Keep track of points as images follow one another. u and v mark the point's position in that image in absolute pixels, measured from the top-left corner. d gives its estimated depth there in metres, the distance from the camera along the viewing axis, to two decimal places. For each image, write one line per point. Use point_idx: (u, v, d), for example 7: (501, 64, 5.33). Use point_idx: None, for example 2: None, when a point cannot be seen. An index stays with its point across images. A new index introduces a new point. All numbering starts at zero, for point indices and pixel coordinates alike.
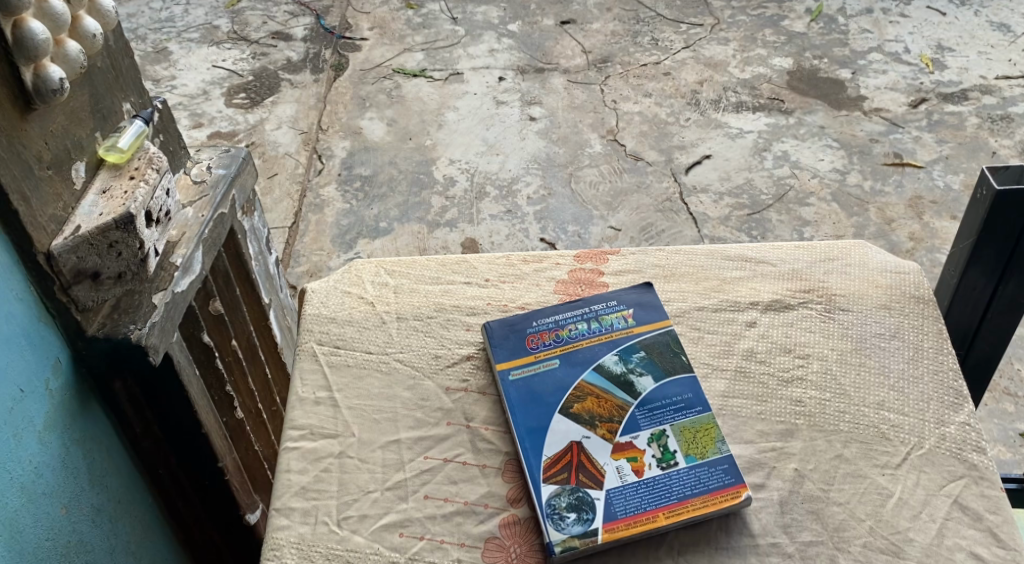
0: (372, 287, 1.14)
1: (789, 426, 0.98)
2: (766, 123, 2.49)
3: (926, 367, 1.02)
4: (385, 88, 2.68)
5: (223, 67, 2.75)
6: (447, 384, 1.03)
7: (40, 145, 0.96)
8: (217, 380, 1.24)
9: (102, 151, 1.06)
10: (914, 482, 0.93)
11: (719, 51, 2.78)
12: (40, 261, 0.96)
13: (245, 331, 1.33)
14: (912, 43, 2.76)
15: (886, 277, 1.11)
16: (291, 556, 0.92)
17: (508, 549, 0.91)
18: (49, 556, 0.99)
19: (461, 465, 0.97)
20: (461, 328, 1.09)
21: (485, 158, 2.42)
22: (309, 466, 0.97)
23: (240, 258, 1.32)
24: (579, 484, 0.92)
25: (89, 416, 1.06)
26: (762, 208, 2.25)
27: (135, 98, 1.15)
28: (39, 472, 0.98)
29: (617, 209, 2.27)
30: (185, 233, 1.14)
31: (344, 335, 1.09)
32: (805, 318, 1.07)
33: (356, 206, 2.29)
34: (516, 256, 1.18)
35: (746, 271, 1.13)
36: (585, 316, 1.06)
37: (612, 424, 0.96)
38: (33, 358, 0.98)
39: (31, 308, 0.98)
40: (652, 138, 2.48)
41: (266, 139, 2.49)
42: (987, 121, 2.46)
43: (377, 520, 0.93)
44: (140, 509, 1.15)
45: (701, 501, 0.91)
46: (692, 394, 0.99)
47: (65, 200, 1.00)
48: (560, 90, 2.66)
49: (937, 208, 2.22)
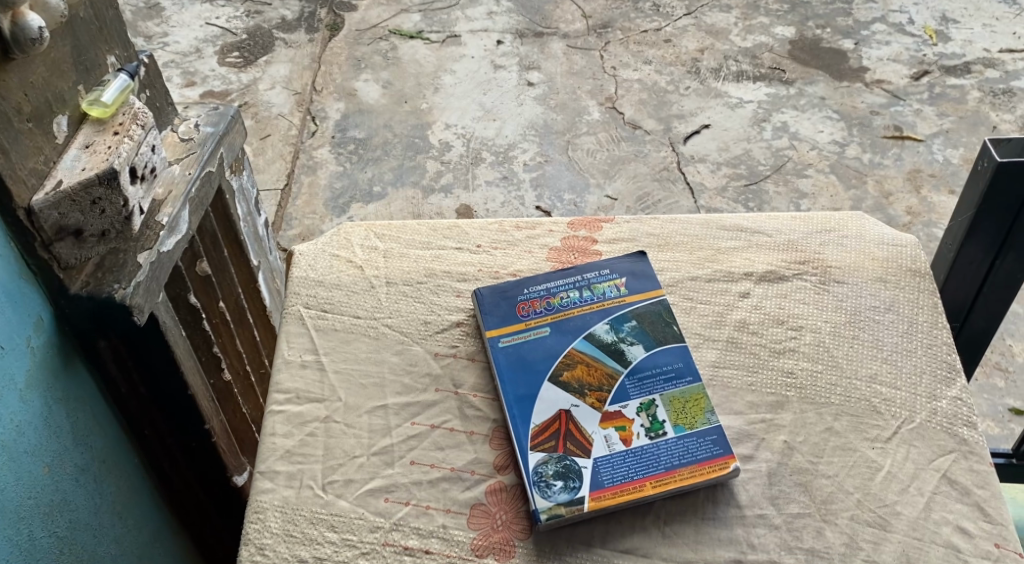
0: (361, 251, 1.12)
1: (780, 398, 0.97)
2: (766, 93, 2.47)
3: (921, 341, 1.01)
4: (382, 50, 2.65)
5: (216, 25, 2.71)
6: (436, 349, 1.02)
7: (19, 96, 0.95)
8: (204, 341, 1.22)
9: (85, 105, 1.04)
10: (903, 456, 0.93)
11: (721, 19, 2.74)
12: (20, 217, 0.95)
13: (233, 292, 1.32)
14: (917, 13, 2.72)
15: (882, 249, 1.10)
16: (274, 520, 0.91)
17: (493, 515, 0.90)
18: (31, 515, 0.98)
19: (448, 431, 0.96)
20: (452, 294, 1.07)
21: (482, 123, 2.40)
22: (294, 430, 0.97)
23: (228, 219, 1.30)
24: (567, 452, 0.91)
25: (74, 375, 1.05)
26: (760, 179, 2.23)
27: (120, 51, 1.13)
28: (20, 430, 0.97)
29: (613, 178, 2.25)
30: (171, 192, 1.13)
31: (332, 298, 1.07)
32: (799, 290, 1.06)
33: (349, 169, 2.27)
34: (509, 222, 1.16)
35: (741, 242, 1.11)
36: (577, 284, 1.04)
37: (601, 393, 0.95)
38: (14, 314, 0.96)
39: (11, 264, 0.96)
40: (651, 106, 2.45)
41: (260, 99, 2.46)
42: (989, 95, 2.43)
43: (363, 485, 0.93)
44: (126, 469, 1.14)
45: (690, 471, 0.90)
46: (684, 363, 0.98)
47: (45, 154, 0.98)
48: (559, 55, 2.62)
49: (936, 181, 2.21)
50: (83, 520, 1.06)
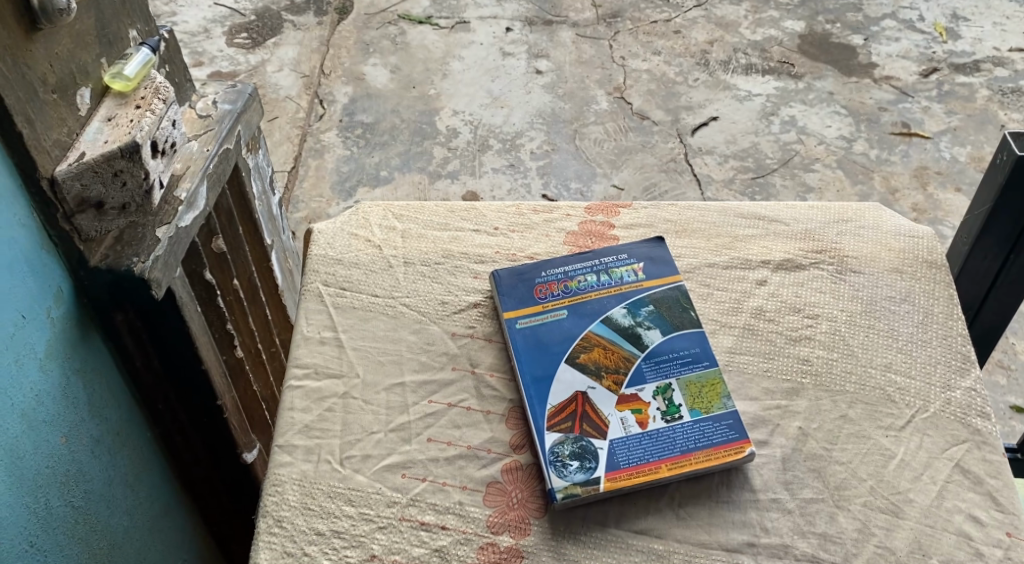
0: (380, 230, 1.13)
1: (795, 385, 0.98)
2: (775, 86, 2.47)
3: (935, 332, 1.02)
4: (390, 34, 2.64)
5: (225, 5, 2.71)
6: (453, 329, 1.03)
7: (44, 67, 0.95)
8: (218, 318, 1.23)
9: (107, 78, 1.04)
10: (917, 444, 0.93)
11: (731, 11, 2.74)
12: (43, 187, 0.95)
13: (246, 270, 1.32)
14: (927, 11, 2.73)
15: (899, 240, 1.10)
16: (292, 493, 0.92)
17: (509, 494, 0.91)
18: (48, 484, 0.99)
19: (464, 410, 0.97)
20: (469, 275, 1.08)
21: (489, 110, 2.40)
22: (312, 405, 0.97)
23: (243, 196, 1.30)
24: (583, 433, 0.92)
25: (91, 347, 1.05)
26: (767, 172, 2.24)
27: (141, 25, 1.13)
28: (39, 400, 0.97)
29: (620, 168, 2.25)
30: (190, 167, 1.13)
31: (350, 276, 1.08)
32: (815, 279, 1.06)
33: (356, 153, 2.28)
34: (526, 206, 1.17)
35: (759, 230, 1.12)
36: (595, 268, 1.05)
37: (618, 376, 0.96)
38: (35, 284, 0.96)
39: (33, 234, 0.96)
40: (659, 97, 2.45)
41: (268, 81, 2.45)
42: (998, 94, 2.43)
43: (380, 461, 0.93)
44: (139, 443, 1.15)
45: (705, 454, 0.91)
46: (700, 348, 0.98)
47: (69, 125, 0.98)
48: (568, 44, 2.62)
49: (942, 179, 2.21)
50: (97, 492, 1.07)
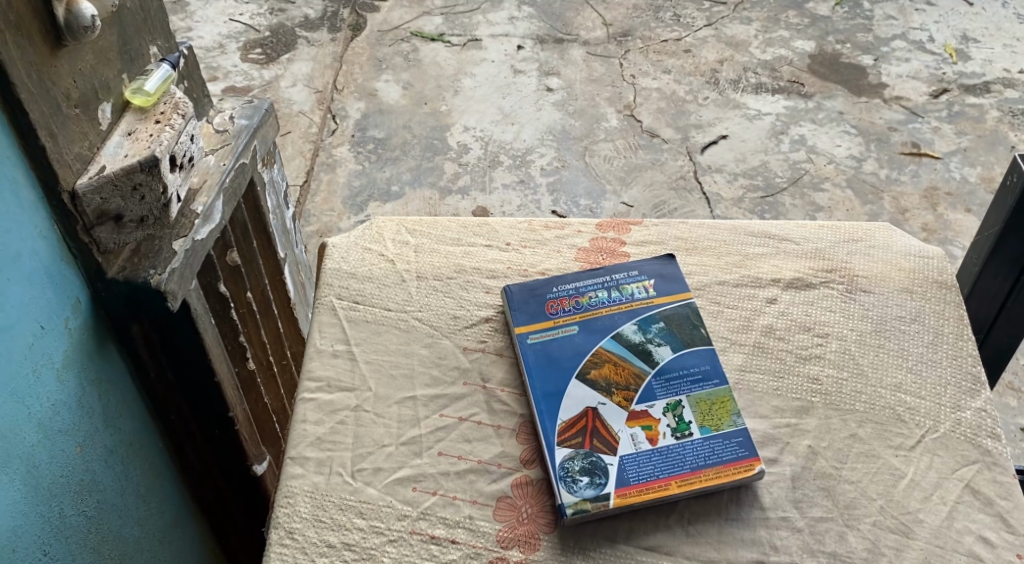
0: (393, 245, 1.14)
1: (805, 404, 0.98)
2: (785, 106, 2.48)
3: (945, 352, 1.02)
4: (403, 51, 2.67)
5: (240, 21, 2.74)
6: (465, 343, 1.04)
7: (68, 82, 0.96)
8: (231, 330, 1.23)
9: (128, 93, 1.06)
10: (926, 465, 0.94)
11: (742, 31, 2.76)
12: (64, 200, 0.96)
13: (260, 283, 1.33)
14: (937, 32, 2.74)
15: (909, 260, 1.11)
16: (304, 504, 0.92)
17: (519, 508, 0.92)
18: (63, 492, 1.00)
19: (475, 424, 0.97)
20: (481, 290, 1.09)
21: (500, 126, 2.41)
22: (325, 417, 0.98)
23: (258, 210, 1.31)
24: (593, 449, 0.92)
25: (107, 357, 1.06)
26: (777, 191, 2.24)
27: (162, 42, 1.15)
28: (55, 410, 0.98)
29: (630, 185, 2.26)
30: (206, 181, 1.14)
31: (364, 291, 1.09)
32: (826, 298, 1.07)
33: (368, 168, 2.29)
34: (538, 222, 1.18)
35: (769, 248, 1.13)
36: (606, 284, 1.06)
37: (628, 392, 0.96)
38: (54, 295, 0.97)
39: (54, 246, 0.97)
40: (669, 115, 2.47)
41: (281, 96, 2.47)
42: (1008, 115, 2.44)
43: (391, 474, 0.94)
44: (151, 454, 1.15)
45: (714, 471, 0.91)
46: (711, 366, 0.99)
47: (90, 139, 1.00)
48: (579, 61, 2.64)
49: (952, 200, 2.21)
50: (110, 502, 1.07)
